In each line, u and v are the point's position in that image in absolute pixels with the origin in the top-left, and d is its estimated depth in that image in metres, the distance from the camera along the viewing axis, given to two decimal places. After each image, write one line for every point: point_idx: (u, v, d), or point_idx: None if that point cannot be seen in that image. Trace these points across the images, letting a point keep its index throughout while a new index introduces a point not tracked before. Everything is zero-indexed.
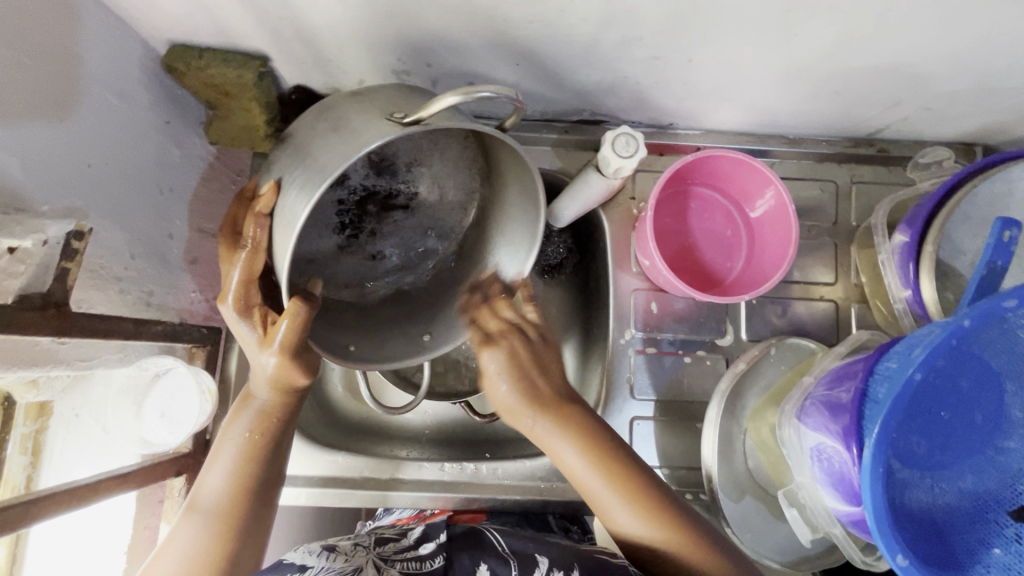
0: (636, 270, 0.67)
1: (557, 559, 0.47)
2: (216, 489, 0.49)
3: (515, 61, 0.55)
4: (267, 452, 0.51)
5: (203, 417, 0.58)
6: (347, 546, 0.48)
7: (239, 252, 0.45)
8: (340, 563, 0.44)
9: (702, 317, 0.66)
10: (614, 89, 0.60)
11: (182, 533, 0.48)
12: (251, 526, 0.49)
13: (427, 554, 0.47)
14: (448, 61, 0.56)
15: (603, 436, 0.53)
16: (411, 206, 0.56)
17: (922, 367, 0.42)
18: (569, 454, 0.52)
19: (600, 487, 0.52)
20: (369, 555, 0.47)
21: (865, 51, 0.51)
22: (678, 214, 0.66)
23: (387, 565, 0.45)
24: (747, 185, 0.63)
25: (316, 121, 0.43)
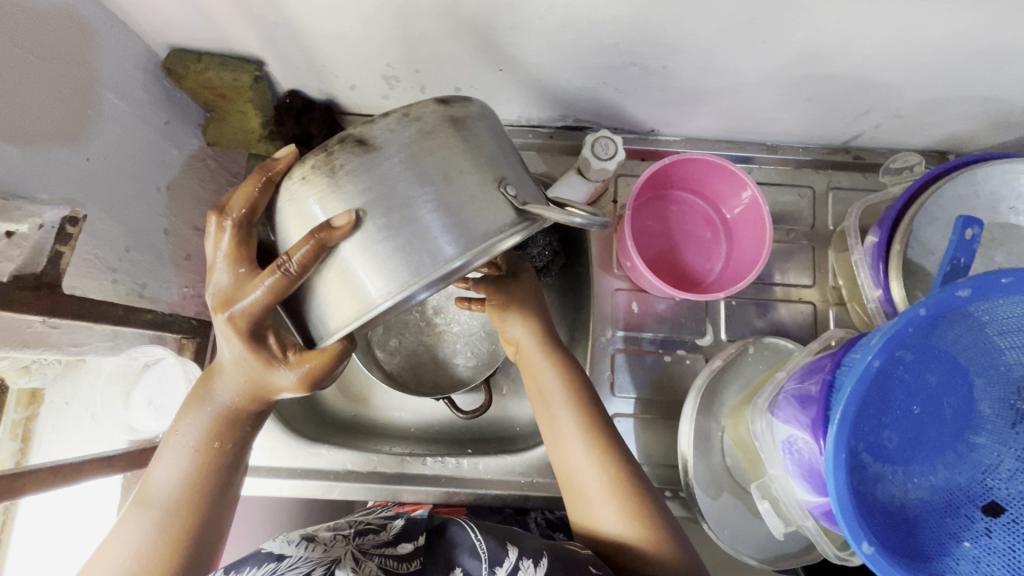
0: (618, 271, 0.69)
1: (526, 548, 0.48)
2: (167, 483, 0.45)
3: (499, 66, 0.58)
4: (223, 454, 0.46)
5: None
6: (325, 537, 0.49)
7: (268, 270, 0.38)
8: (316, 554, 0.45)
9: (683, 317, 0.68)
10: (595, 96, 0.63)
11: (129, 524, 0.44)
12: (201, 537, 0.45)
13: (405, 555, 0.48)
14: (434, 67, 0.59)
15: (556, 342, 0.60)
16: None
17: (879, 354, 0.44)
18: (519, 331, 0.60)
19: (570, 422, 0.55)
20: (347, 547, 0.48)
21: (830, 60, 0.54)
22: (659, 217, 0.68)
23: (365, 558, 0.47)
24: (724, 188, 0.65)
25: (422, 155, 0.38)
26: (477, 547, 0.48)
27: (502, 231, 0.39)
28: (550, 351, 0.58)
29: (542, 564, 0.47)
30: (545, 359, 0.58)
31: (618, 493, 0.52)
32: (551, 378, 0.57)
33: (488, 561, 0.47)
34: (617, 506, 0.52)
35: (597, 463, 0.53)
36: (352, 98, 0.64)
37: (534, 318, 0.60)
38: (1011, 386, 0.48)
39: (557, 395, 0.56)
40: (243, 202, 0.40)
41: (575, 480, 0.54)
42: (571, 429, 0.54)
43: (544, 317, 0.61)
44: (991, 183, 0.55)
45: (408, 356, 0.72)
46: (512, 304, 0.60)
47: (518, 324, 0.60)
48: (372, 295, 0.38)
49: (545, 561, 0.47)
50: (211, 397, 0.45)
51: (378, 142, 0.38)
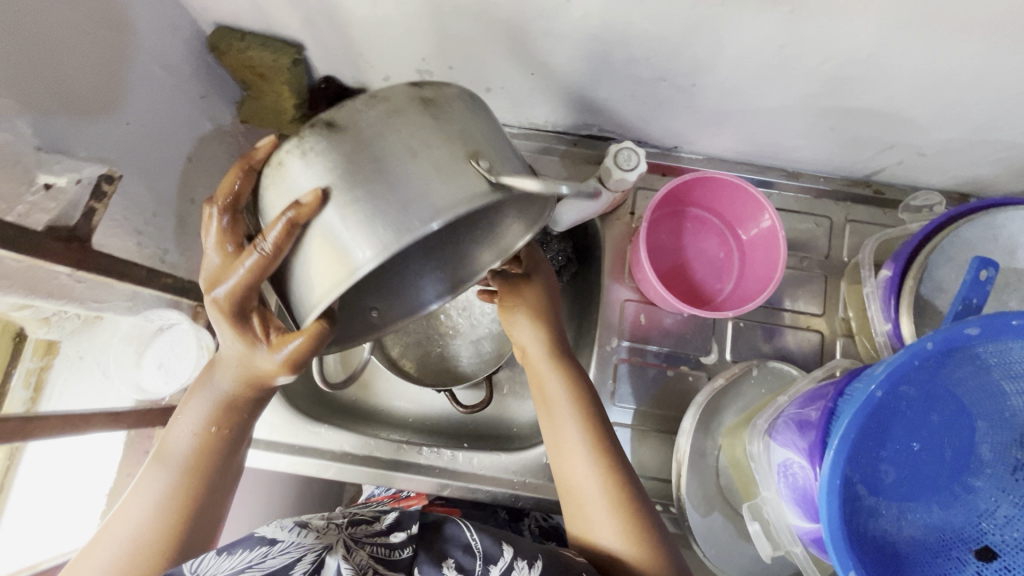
0: (629, 282, 0.69)
1: (522, 549, 0.49)
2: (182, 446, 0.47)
3: (530, 70, 0.59)
4: (233, 428, 0.48)
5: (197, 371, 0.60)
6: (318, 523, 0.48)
7: (247, 251, 0.39)
8: (309, 539, 0.44)
9: (689, 333, 0.68)
10: (622, 107, 0.64)
11: (143, 483, 0.46)
12: (205, 508, 0.47)
13: (398, 543, 0.48)
14: (467, 66, 0.60)
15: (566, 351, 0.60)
16: None
17: (883, 384, 0.44)
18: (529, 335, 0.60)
19: (574, 430, 0.55)
20: (339, 535, 0.47)
21: (858, 92, 0.54)
22: (674, 233, 0.69)
23: (357, 547, 0.46)
24: (741, 209, 0.66)
25: (388, 130, 0.38)
26: (473, 544, 0.49)
27: (478, 198, 0.38)
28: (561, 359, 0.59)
29: (537, 566, 0.47)
30: (554, 365, 0.58)
31: (618, 507, 0.52)
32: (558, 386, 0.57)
33: (483, 557, 0.47)
34: (615, 520, 0.52)
35: (598, 475, 0.53)
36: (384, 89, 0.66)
37: (548, 322, 0.61)
38: (1014, 432, 0.47)
39: (564, 404, 0.56)
40: (228, 188, 0.41)
41: (575, 492, 0.54)
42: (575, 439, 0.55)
43: (557, 325, 0.62)
44: (1011, 228, 0.55)
45: (413, 346, 0.73)
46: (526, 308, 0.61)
47: (529, 329, 0.60)
48: (357, 258, 0.38)
49: (539, 564, 0.47)
50: (214, 380, 0.46)
51: (345, 122, 0.38)
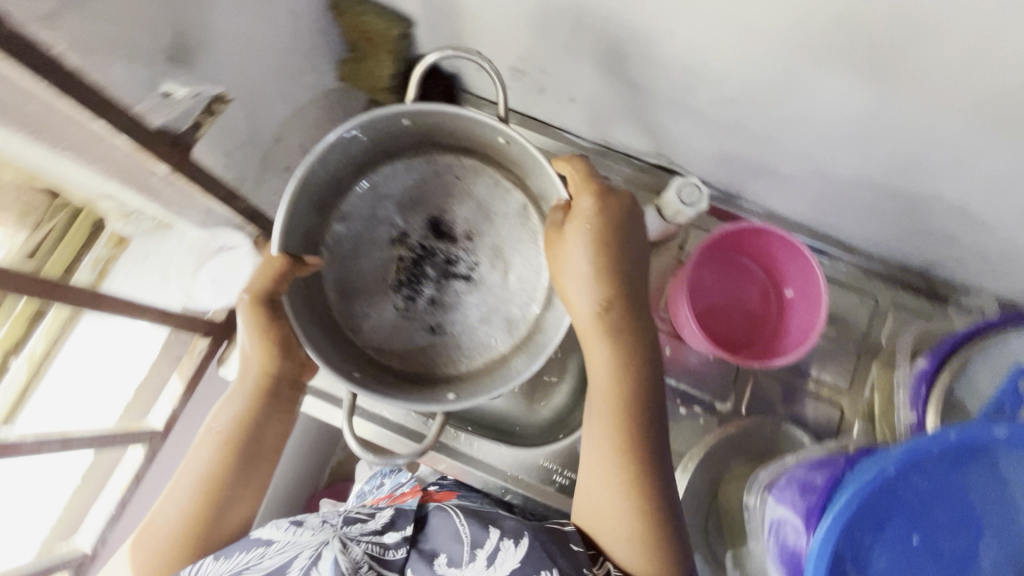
0: (663, 313, 0.70)
1: (508, 530, 0.53)
2: (198, 467, 0.52)
3: (619, 90, 0.62)
4: (241, 446, 0.53)
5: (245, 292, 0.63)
6: (315, 522, 0.54)
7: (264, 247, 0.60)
8: (305, 537, 0.50)
9: (710, 376, 0.69)
10: (696, 145, 0.66)
11: (169, 504, 0.52)
12: (222, 512, 0.52)
13: (392, 544, 0.53)
14: (560, 73, 0.63)
15: (627, 314, 0.53)
16: (469, 276, 0.65)
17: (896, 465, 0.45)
18: (584, 296, 0.53)
19: (606, 407, 0.53)
20: (336, 530, 0.52)
21: (933, 179, 0.55)
22: (719, 276, 0.70)
23: (352, 543, 0.51)
24: (790, 268, 0.66)
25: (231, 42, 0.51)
26: (460, 531, 0.54)
27: (359, 116, 0.53)
28: (615, 335, 0.53)
29: (521, 544, 0.52)
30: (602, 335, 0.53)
31: (633, 494, 0.52)
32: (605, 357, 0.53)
33: (470, 542, 0.53)
34: (625, 504, 0.52)
35: (619, 457, 0.52)
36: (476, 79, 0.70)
37: (602, 288, 0.52)
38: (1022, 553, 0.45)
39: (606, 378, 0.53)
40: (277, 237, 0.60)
41: (595, 468, 0.54)
42: (604, 433, 0.53)
43: (621, 283, 0.53)
44: None
45: None
46: (579, 266, 0.53)
47: (586, 290, 0.53)
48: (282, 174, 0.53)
49: (523, 540, 0.52)
50: (224, 403, 0.54)
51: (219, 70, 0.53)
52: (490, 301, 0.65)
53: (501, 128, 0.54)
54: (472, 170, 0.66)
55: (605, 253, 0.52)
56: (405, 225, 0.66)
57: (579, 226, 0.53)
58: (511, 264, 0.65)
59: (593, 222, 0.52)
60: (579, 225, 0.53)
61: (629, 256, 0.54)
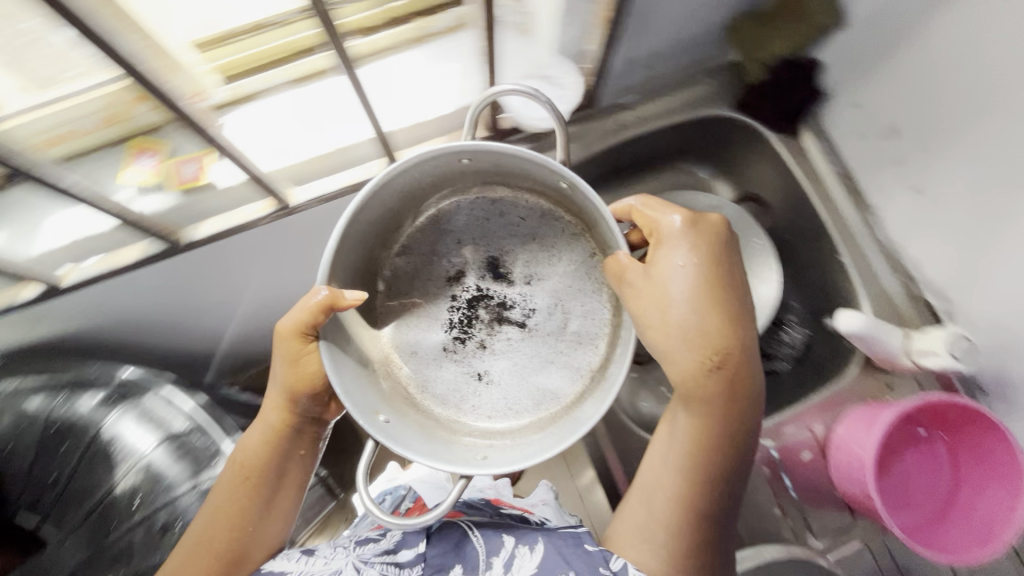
0: (822, 425, 0.66)
1: (520, 539, 0.55)
2: (215, 504, 0.54)
3: (975, 206, 0.59)
4: (264, 478, 0.54)
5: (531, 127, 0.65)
6: (327, 552, 0.57)
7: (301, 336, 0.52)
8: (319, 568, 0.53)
9: (824, 504, 0.67)
10: (995, 309, 0.60)
11: (199, 524, 0.54)
12: (252, 539, 0.54)
13: (406, 563, 0.54)
14: (932, 154, 0.62)
15: (721, 381, 0.48)
16: (527, 325, 0.61)
17: None
18: (682, 354, 0.48)
19: (675, 467, 0.50)
20: (348, 558, 0.55)
21: None
22: (902, 438, 0.64)
23: (367, 566, 0.53)
24: (985, 482, 0.59)
25: None
26: (478, 547, 0.55)
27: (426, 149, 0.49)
28: (706, 400, 0.48)
29: (536, 548, 0.54)
30: (688, 398, 0.49)
31: (678, 559, 0.50)
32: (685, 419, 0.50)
33: (486, 552, 0.54)
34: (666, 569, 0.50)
35: (675, 519, 0.50)
36: (844, 110, 0.70)
37: (710, 339, 0.47)
38: None
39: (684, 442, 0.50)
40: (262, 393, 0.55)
41: (642, 522, 0.52)
42: (681, 487, 0.50)
43: (723, 348, 0.47)
44: None
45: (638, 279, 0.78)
46: (670, 313, 0.48)
47: (686, 350, 0.48)
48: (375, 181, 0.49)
49: (537, 546, 0.54)
50: (242, 447, 0.55)
51: None
52: (542, 356, 0.60)
53: (563, 177, 0.47)
54: (534, 214, 0.63)
55: (699, 313, 0.47)
56: (461, 261, 0.63)
57: (672, 266, 0.49)
58: (575, 315, 0.60)
59: (691, 258, 0.49)
60: (675, 261, 0.49)
61: (733, 318, 0.48)
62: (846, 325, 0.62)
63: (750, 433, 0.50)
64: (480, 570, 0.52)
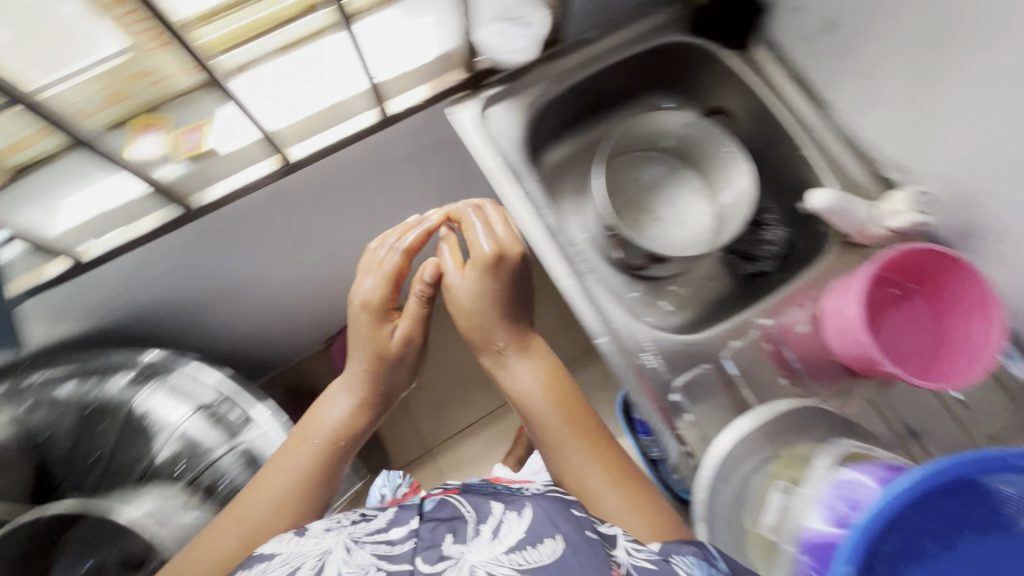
0: (811, 303, 0.71)
1: (507, 509, 0.54)
2: (267, 505, 0.60)
3: (915, 79, 0.64)
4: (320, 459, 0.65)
5: (519, 56, 0.74)
6: (318, 531, 0.53)
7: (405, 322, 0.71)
8: (306, 549, 0.50)
9: (826, 368, 0.69)
10: (949, 171, 0.65)
11: (258, 504, 0.60)
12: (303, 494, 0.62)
13: (398, 538, 0.51)
14: (869, 42, 0.66)
15: (550, 377, 0.69)
16: None
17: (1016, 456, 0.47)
18: (518, 361, 0.70)
19: (585, 452, 0.64)
20: (342, 535, 0.51)
21: None
22: (886, 300, 0.68)
23: (360, 545, 0.49)
24: (964, 313, 0.63)
25: None
26: (465, 521, 0.53)
27: None
28: (551, 372, 0.70)
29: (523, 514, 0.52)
30: (544, 390, 0.68)
31: (615, 485, 0.61)
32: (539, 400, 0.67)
33: (475, 521, 0.52)
34: (623, 506, 0.59)
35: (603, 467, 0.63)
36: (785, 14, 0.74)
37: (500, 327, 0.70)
38: None
39: (576, 418, 0.66)
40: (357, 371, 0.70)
41: (590, 484, 0.62)
42: (591, 445, 0.64)
43: (499, 321, 0.70)
44: None
45: (640, 187, 0.89)
46: (479, 284, 0.69)
47: (512, 356, 0.70)
48: None
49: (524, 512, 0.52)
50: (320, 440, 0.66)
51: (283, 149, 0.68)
52: None
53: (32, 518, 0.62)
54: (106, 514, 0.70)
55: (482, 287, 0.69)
56: None
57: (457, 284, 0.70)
58: None
59: (462, 277, 0.70)
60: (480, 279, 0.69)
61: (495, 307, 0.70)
62: (818, 202, 0.68)
63: (529, 406, 0.68)
64: (469, 538, 0.49)
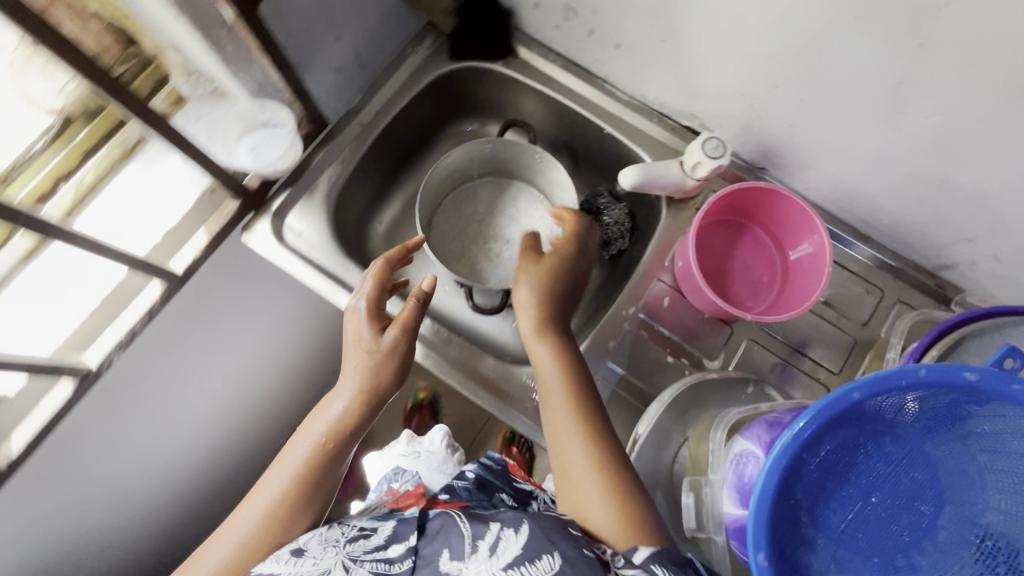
0: (667, 265, 0.72)
1: (510, 520, 0.48)
2: (255, 515, 0.53)
3: (660, 37, 0.65)
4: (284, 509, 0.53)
5: (280, 165, 0.69)
6: (317, 548, 0.50)
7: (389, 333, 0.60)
8: (306, 570, 0.47)
9: (703, 330, 0.70)
10: (729, 106, 0.67)
11: (216, 553, 0.52)
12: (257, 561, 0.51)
13: (397, 556, 0.48)
14: (606, 18, 0.67)
15: (575, 364, 0.60)
16: None
17: (862, 390, 0.42)
18: (541, 349, 0.61)
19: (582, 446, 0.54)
20: (336, 557, 0.48)
21: (966, 153, 0.54)
22: (728, 241, 0.71)
23: (355, 566, 0.47)
24: (796, 232, 0.66)
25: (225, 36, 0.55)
26: (462, 526, 0.49)
27: None
28: (566, 357, 0.60)
29: (521, 530, 0.46)
30: (561, 375, 0.59)
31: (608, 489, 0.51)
32: (558, 388, 0.58)
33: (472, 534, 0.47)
34: (608, 503, 0.50)
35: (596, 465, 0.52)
36: (529, 15, 0.73)
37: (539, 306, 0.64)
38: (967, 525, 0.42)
39: (586, 412, 0.56)
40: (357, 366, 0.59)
41: (575, 483, 0.53)
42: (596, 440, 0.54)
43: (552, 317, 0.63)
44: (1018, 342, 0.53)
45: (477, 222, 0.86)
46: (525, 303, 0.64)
47: (543, 351, 0.61)
48: None
49: (524, 527, 0.46)
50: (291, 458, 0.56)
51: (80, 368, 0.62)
52: None
53: None
54: None
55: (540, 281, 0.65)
56: None
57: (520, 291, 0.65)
58: None
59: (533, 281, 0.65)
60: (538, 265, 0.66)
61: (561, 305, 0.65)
62: (630, 180, 0.68)
63: (546, 384, 0.59)
64: (466, 552, 0.46)
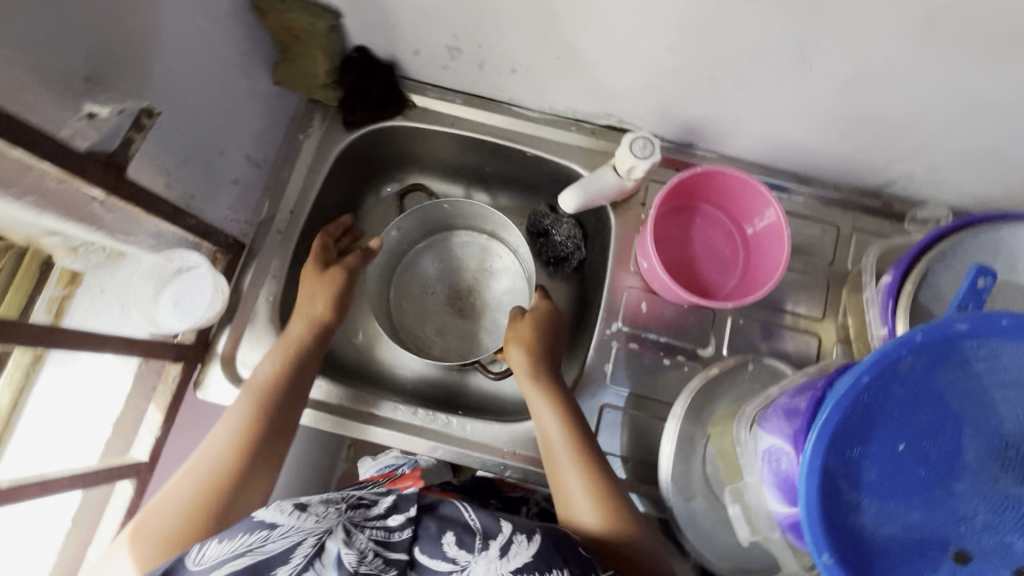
0: (633, 270, 0.71)
1: (520, 524, 0.47)
2: (219, 443, 0.55)
3: (555, 54, 0.62)
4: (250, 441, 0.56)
5: (211, 313, 0.62)
6: (318, 508, 0.46)
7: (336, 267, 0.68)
8: (309, 524, 0.43)
9: (688, 323, 0.69)
10: (640, 98, 0.66)
11: (180, 491, 0.51)
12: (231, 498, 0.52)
13: (395, 524, 0.46)
14: (493, 50, 0.64)
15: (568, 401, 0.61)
16: None
17: (869, 372, 0.37)
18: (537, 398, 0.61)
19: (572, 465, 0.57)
20: (339, 518, 0.45)
21: (883, 86, 0.54)
22: (683, 227, 0.70)
23: (356, 530, 0.45)
24: (745, 203, 0.66)
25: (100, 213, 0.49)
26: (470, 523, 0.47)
27: None
28: (557, 398, 0.61)
29: (534, 540, 0.45)
30: (552, 406, 0.61)
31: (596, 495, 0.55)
32: (551, 421, 0.59)
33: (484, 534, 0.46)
34: (594, 505, 0.54)
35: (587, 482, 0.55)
36: (414, 63, 0.69)
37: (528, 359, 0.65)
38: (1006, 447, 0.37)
39: (574, 434, 0.58)
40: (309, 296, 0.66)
41: (564, 493, 0.56)
42: (588, 457, 0.57)
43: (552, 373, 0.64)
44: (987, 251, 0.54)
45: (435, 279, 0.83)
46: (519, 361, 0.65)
47: (548, 418, 0.60)
48: None
49: (536, 537, 0.46)
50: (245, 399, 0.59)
51: None
52: None
53: None
54: None
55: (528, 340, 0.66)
56: None
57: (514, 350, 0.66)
58: None
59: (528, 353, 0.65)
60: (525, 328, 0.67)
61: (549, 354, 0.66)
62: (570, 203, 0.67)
63: (538, 414, 0.61)
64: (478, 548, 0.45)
